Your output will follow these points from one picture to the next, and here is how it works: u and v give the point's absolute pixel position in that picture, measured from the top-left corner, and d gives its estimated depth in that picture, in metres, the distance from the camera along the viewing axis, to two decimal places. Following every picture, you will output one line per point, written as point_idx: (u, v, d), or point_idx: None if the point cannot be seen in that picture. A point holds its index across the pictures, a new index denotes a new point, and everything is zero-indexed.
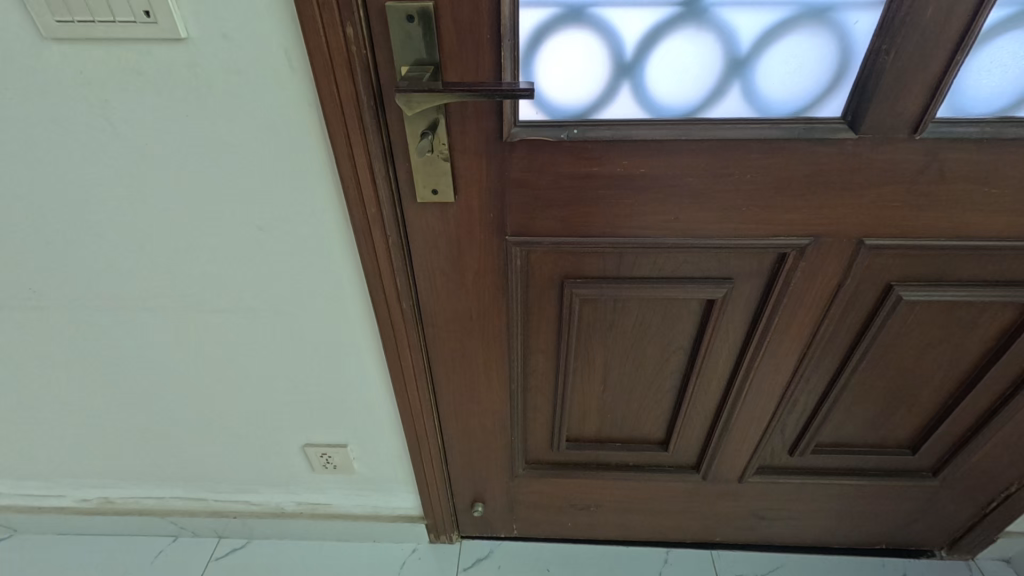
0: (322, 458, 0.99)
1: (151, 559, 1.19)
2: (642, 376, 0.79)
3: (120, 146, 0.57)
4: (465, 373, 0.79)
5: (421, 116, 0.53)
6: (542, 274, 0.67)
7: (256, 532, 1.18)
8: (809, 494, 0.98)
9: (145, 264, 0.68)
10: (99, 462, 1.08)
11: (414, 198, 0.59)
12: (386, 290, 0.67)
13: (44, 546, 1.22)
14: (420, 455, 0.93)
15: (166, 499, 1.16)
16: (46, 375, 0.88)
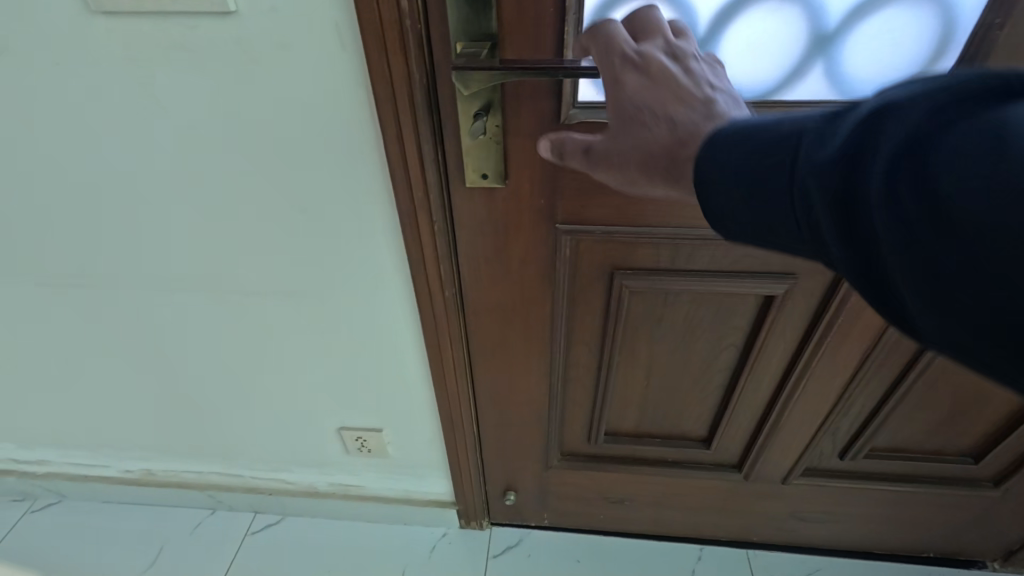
0: (357, 442, 0.99)
1: (190, 531, 1.22)
2: (689, 372, 0.76)
3: (166, 124, 0.56)
4: (505, 363, 0.77)
5: (476, 95, 0.50)
6: (591, 264, 0.64)
7: (290, 509, 1.20)
8: (856, 497, 0.95)
9: (190, 244, 0.68)
10: (142, 436, 1.10)
11: (463, 181, 0.57)
12: (429, 277, 0.65)
13: (90, 513, 1.27)
14: (455, 443, 0.92)
15: (204, 474, 1.18)
16: (94, 350, 0.89)
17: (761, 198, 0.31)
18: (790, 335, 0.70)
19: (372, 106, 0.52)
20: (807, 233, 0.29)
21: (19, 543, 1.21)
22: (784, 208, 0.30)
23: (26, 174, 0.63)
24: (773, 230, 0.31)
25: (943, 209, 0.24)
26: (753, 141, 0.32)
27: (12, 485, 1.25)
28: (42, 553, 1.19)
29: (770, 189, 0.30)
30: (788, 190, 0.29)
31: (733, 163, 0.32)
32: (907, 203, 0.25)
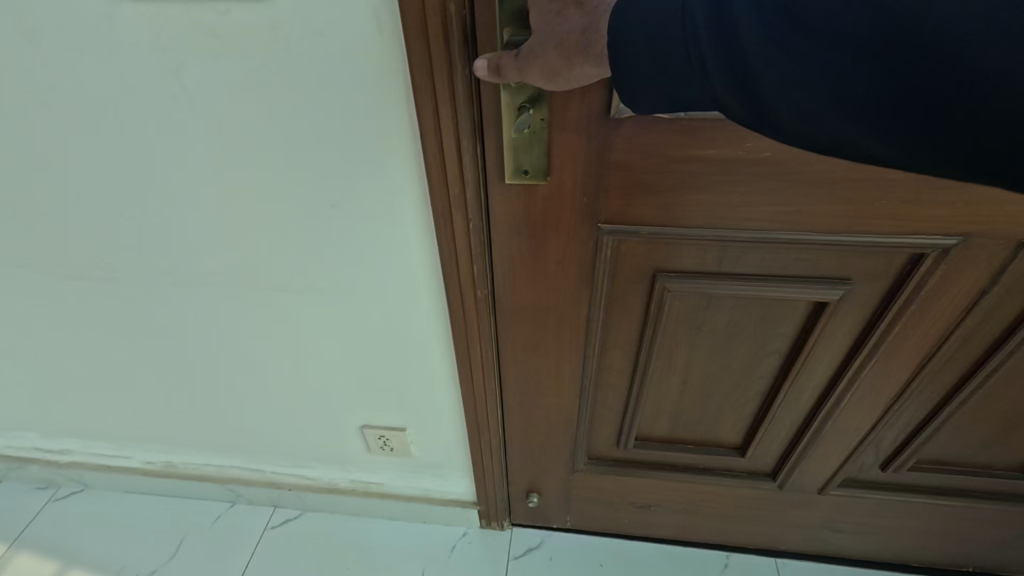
0: (380, 441, 0.98)
1: (211, 523, 1.22)
2: (728, 379, 0.73)
3: (192, 114, 0.55)
4: (535, 366, 0.74)
5: (521, 87, 0.47)
6: (632, 265, 0.61)
7: (310, 504, 1.20)
8: (894, 508, 0.92)
9: (216, 238, 0.67)
10: (163, 428, 1.10)
11: (502, 178, 0.54)
12: (461, 278, 0.63)
13: (111, 501, 1.27)
14: (479, 445, 0.90)
15: (224, 467, 1.18)
16: (119, 343, 0.89)
17: (663, 58, 0.36)
18: (839, 342, 0.66)
19: (410, 96, 0.50)
20: (706, 79, 0.35)
21: (43, 531, 1.22)
22: (685, 59, 0.35)
23: (52, 165, 0.62)
24: (673, 81, 0.37)
25: (795, 15, 0.32)
26: (646, 7, 0.36)
27: (37, 473, 1.26)
28: (66, 541, 1.20)
29: (673, 51, 0.35)
30: (692, 43, 0.35)
31: (640, 30, 0.36)
32: (770, 16, 0.32)
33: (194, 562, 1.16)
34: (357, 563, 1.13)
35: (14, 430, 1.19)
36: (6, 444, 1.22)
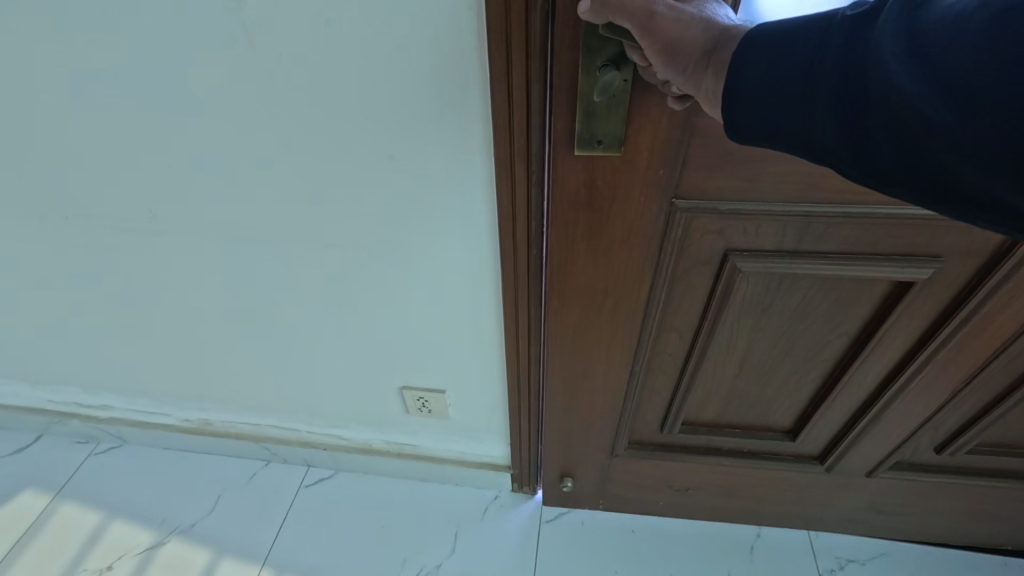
0: (417, 403, 0.99)
1: (247, 480, 1.30)
2: (789, 362, 0.70)
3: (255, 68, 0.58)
4: (581, 354, 0.71)
5: (606, 43, 0.42)
6: (700, 247, 0.57)
7: (343, 465, 1.32)
8: (944, 490, 0.91)
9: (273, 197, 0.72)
10: (205, 386, 1.15)
11: (572, 149, 0.49)
12: (516, 234, 0.58)
13: (149, 456, 1.32)
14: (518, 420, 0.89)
15: (261, 427, 1.25)
16: (170, 299, 0.94)
17: (774, 94, 0.34)
18: (915, 325, 0.64)
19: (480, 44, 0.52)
20: (812, 120, 0.33)
21: (84, 484, 1.26)
22: (795, 96, 0.33)
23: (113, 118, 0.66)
24: (780, 117, 0.35)
25: (925, 61, 0.28)
26: (772, 43, 0.34)
27: (76, 428, 1.30)
28: (107, 495, 1.25)
29: (785, 87, 0.34)
30: (811, 77, 0.32)
31: (757, 63, 0.35)
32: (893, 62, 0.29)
33: (235, 518, 1.23)
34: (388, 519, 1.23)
35: (55, 385, 1.22)
36: (46, 400, 1.25)
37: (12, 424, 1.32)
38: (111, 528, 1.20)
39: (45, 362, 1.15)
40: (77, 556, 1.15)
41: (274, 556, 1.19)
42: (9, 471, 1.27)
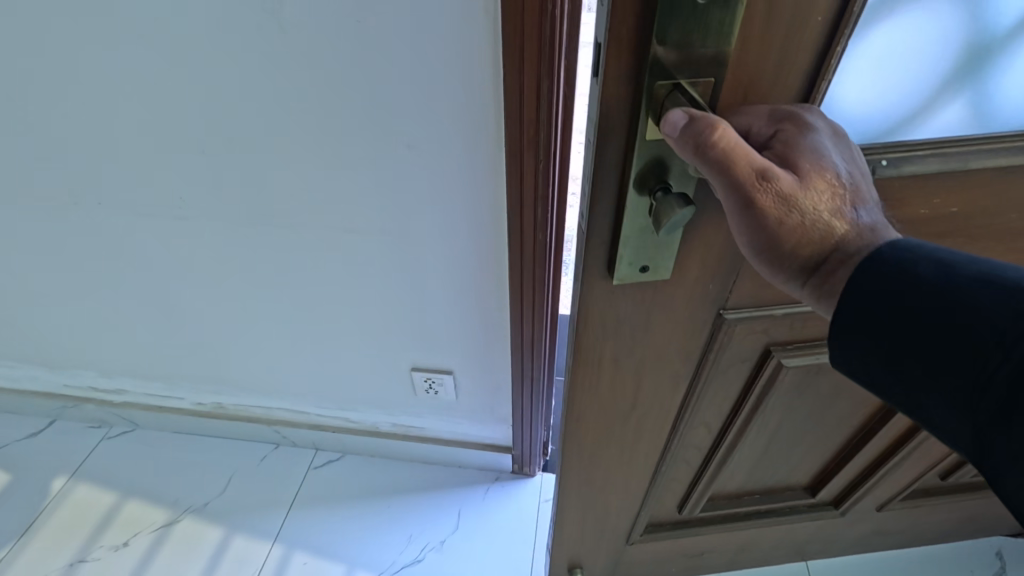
0: (427, 382, 1.24)
1: (258, 462, 1.40)
2: (811, 436, 0.70)
3: (281, 70, 0.76)
4: (604, 461, 0.67)
5: (661, 170, 0.42)
6: (740, 350, 0.56)
7: (348, 446, 1.40)
8: (941, 509, 0.94)
9: (298, 185, 0.90)
10: (227, 369, 1.28)
11: (610, 275, 0.48)
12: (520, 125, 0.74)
13: (161, 442, 1.42)
14: (522, 323, 1.02)
15: (273, 410, 1.37)
16: (203, 286, 1.10)
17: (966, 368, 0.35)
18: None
19: (488, 49, 0.71)
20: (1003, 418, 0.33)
21: (100, 469, 1.37)
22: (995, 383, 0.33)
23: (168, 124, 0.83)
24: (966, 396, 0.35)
25: None
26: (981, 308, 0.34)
27: (91, 413, 1.41)
28: (123, 479, 1.35)
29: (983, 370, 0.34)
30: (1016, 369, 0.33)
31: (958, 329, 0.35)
32: None
33: (246, 497, 1.34)
34: (395, 501, 1.35)
35: (75, 371, 1.33)
36: (62, 385, 1.36)
37: (28, 410, 1.43)
38: (125, 508, 1.30)
39: (64, 347, 1.26)
40: (91, 537, 1.26)
41: (286, 530, 1.29)
42: (35, 455, 1.39)
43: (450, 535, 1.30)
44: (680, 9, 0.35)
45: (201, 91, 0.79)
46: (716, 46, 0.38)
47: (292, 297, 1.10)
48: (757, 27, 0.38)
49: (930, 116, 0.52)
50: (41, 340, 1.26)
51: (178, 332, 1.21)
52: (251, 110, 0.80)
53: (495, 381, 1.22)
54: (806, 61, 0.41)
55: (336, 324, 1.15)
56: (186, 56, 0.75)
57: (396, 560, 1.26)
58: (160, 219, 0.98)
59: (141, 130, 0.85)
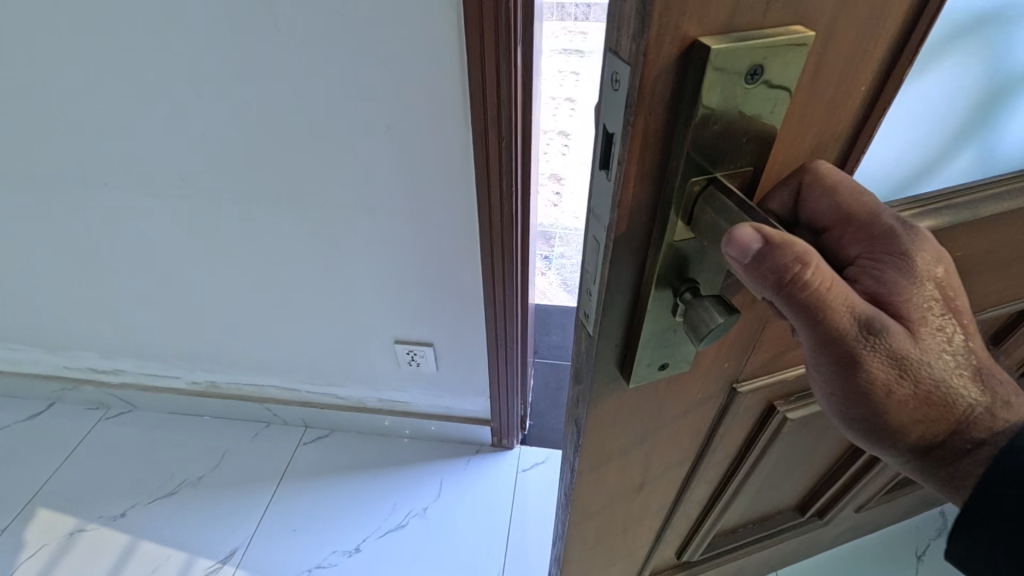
0: (409, 355, 1.27)
1: (251, 439, 1.48)
2: (793, 463, 0.77)
3: (262, 50, 0.78)
4: (610, 538, 0.69)
5: (688, 272, 0.38)
6: (742, 410, 0.60)
7: (336, 423, 1.48)
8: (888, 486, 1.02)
9: (280, 166, 0.93)
10: (217, 350, 1.35)
11: (627, 377, 0.46)
12: (486, 98, 0.77)
13: (159, 418, 1.53)
14: (492, 292, 1.08)
15: (264, 388, 1.44)
16: (195, 270, 1.16)
17: None
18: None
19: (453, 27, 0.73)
20: None
21: (96, 450, 1.46)
22: None
23: (160, 106, 0.88)
24: None
25: None
26: None
27: (90, 395, 1.53)
28: (119, 458, 1.44)
29: None
30: None
31: None
32: None
33: (238, 471, 1.42)
34: (381, 472, 1.42)
35: (74, 352, 1.43)
36: (61, 366, 1.47)
37: (30, 394, 1.55)
38: (115, 489, 1.38)
39: (68, 327, 1.36)
40: (83, 517, 1.32)
41: (275, 504, 1.35)
42: (42, 428, 1.51)
43: (432, 503, 1.37)
44: (726, 98, 0.30)
45: (189, 74, 0.83)
46: (752, 134, 0.33)
47: (281, 285, 1.16)
48: (800, 103, 0.34)
49: (929, 168, 0.48)
50: (47, 318, 1.35)
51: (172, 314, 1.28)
52: (234, 92, 0.84)
53: (474, 358, 1.27)
54: (841, 134, 0.37)
55: (320, 308, 1.19)
56: (176, 39, 0.79)
57: (381, 526, 1.32)
58: (154, 201, 1.03)
59: (135, 113, 0.90)
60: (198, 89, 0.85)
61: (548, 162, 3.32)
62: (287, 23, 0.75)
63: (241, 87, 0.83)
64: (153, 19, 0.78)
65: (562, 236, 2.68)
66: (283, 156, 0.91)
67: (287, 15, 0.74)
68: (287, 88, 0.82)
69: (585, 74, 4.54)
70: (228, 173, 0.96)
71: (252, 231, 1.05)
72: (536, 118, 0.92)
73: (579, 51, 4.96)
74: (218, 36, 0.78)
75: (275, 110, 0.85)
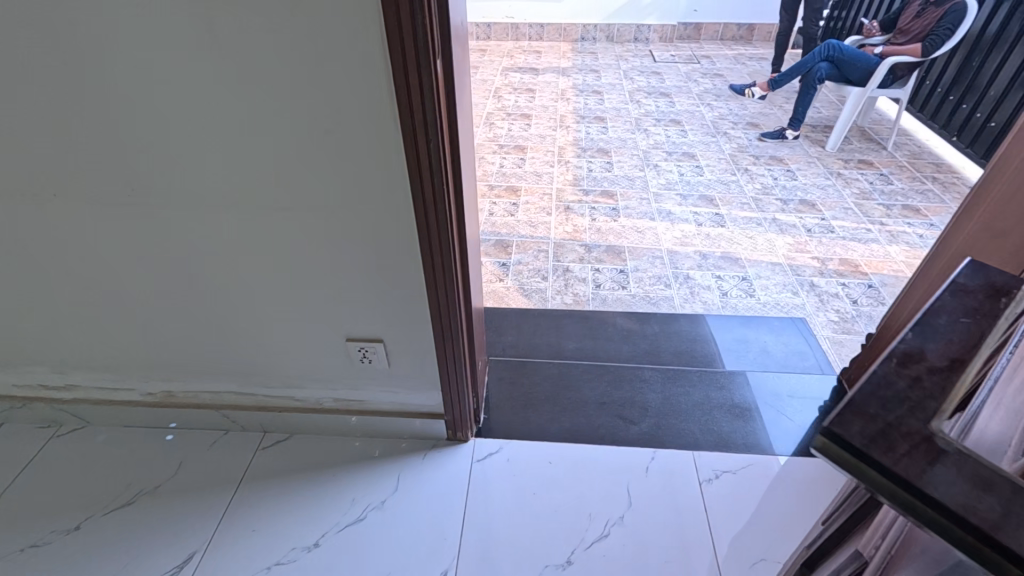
0: (361, 353, 1.32)
1: (210, 445, 1.51)
2: None
3: (204, 65, 0.86)
4: None
5: None
6: None
7: (294, 426, 1.52)
8: None
9: (227, 173, 0.99)
10: (172, 359, 1.38)
11: None
12: (410, 104, 0.87)
13: (114, 432, 1.54)
14: (435, 287, 1.16)
15: (221, 395, 1.48)
16: (146, 280, 1.20)
17: None
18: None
19: (378, 48, 0.82)
20: None
21: (47, 467, 1.45)
22: None
23: (108, 120, 0.94)
24: None
25: None
26: None
27: (41, 413, 1.53)
28: (72, 474, 1.44)
29: None
30: None
31: None
32: None
33: (197, 478, 1.44)
34: (340, 470, 1.47)
35: (23, 370, 1.44)
36: (12, 384, 1.47)
37: None
38: (67, 506, 1.37)
39: (18, 344, 1.37)
40: (34, 533, 1.31)
41: (234, 508, 1.37)
42: None
43: (390, 496, 1.42)
44: None
45: (135, 89, 0.89)
46: None
47: (233, 290, 1.21)
48: None
49: None
50: None
51: (124, 324, 1.31)
52: (179, 104, 0.91)
53: (423, 354, 1.33)
54: None
55: (272, 311, 1.25)
56: (123, 57, 0.86)
57: (340, 521, 1.36)
58: (103, 212, 1.08)
59: (83, 127, 0.95)
60: (144, 99, 0.91)
61: (502, 175, 3.44)
62: (225, 39, 0.83)
63: (186, 96, 0.90)
64: (100, 35, 0.84)
65: (518, 243, 2.77)
66: (229, 163, 0.98)
67: (227, 27, 0.82)
68: (231, 96, 0.89)
69: (537, 92, 4.71)
70: (177, 182, 1.02)
71: (202, 237, 1.10)
72: (461, 120, 1.01)
73: (531, 70, 5.15)
74: (162, 50, 0.85)
75: (219, 117, 0.92)
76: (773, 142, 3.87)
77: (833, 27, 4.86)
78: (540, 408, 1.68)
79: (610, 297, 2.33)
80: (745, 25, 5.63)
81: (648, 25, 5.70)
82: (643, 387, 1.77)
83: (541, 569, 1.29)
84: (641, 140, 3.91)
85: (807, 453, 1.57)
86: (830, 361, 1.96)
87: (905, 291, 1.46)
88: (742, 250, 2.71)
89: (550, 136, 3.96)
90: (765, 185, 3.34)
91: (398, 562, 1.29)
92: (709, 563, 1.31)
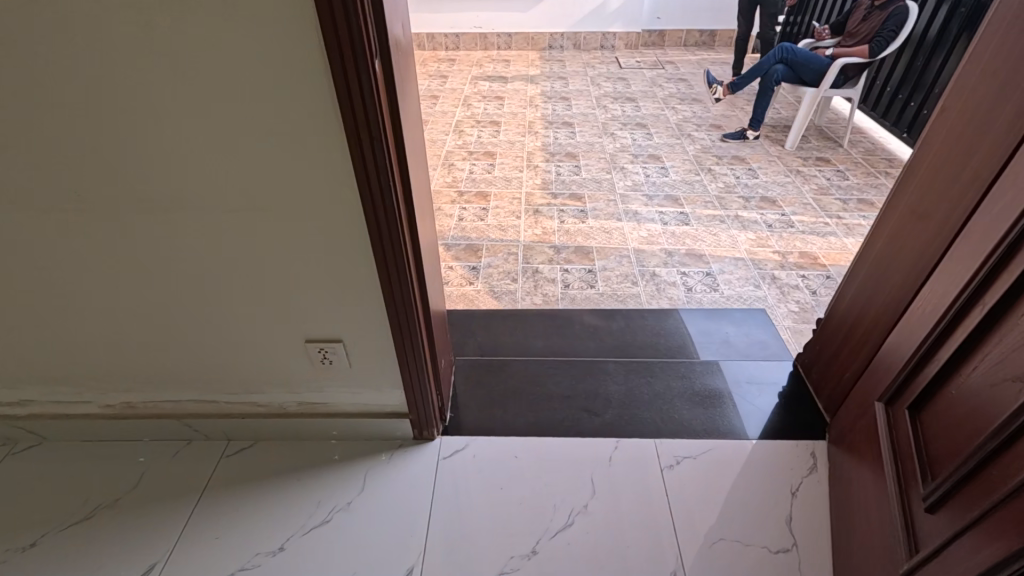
0: (321, 354, 1.33)
1: (172, 456, 1.49)
2: None
3: (148, 72, 0.87)
4: None
5: None
6: None
7: (259, 433, 1.51)
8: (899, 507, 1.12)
9: (175, 178, 1.00)
10: (130, 369, 1.37)
11: None
12: (355, 108, 0.89)
13: (73, 447, 1.52)
14: (392, 288, 1.17)
15: (182, 404, 1.47)
16: (100, 289, 1.19)
17: None
18: None
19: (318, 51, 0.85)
20: None
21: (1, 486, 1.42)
22: None
23: (51, 129, 0.94)
24: None
25: None
26: None
27: None
28: (29, 491, 1.41)
29: None
30: None
31: None
32: None
33: (158, 488, 1.42)
34: (305, 474, 1.46)
35: None
36: None
37: None
38: (23, 523, 1.34)
39: None
40: None
41: (196, 516, 1.36)
42: None
43: (356, 497, 1.42)
44: None
45: (78, 97, 0.90)
46: None
47: (189, 296, 1.21)
48: None
49: None
50: None
51: (78, 336, 1.29)
52: (124, 111, 0.92)
53: (384, 354, 1.34)
54: None
55: (229, 315, 1.25)
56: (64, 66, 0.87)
57: (305, 524, 1.36)
58: (52, 222, 1.08)
59: (27, 138, 0.95)
60: (87, 107, 0.92)
61: (472, 181, 3.47)
62: (166, 45, 0.85)
63: (130, 103, 0.91)
64: (39, 45, 0.85)
65: (488, 246, 2.79)
66: (177, 167, 0.99)
67: (168, 35, 0.84)
68: (175, 100, 0.90)
69: (506, 100, 4.77)
70: (125, 188, 1.02)
71: (156, 243, 1.11)
72: (407, 121, 1.04)
73: (500, 78, 5.21)
74: (104, 57, 0.86)
75: (163, 122, 0.93)
76: (734, 142, 3.99)
77: (789, 31, 5.02)
78: (505, 404, 1.70)
79: (577, 297, 2.36)
80: (708, 31, 5.78)
81: (614, 32, 5.82)
82: (609, 380, 1.81)
83: (507, 560, 1.31)
84: (608, 143, 3.98)
85: (767, 436, 1.62)
86: (788, 349, 2.02)
87: (849, 276, 1.52)
88: (706, 246, 2.78)
89: (519, 141, 4.01)
90: (728, 184, 3.43)
91: (363, 561, 1.29)
92: (671, 546, 1.34)
